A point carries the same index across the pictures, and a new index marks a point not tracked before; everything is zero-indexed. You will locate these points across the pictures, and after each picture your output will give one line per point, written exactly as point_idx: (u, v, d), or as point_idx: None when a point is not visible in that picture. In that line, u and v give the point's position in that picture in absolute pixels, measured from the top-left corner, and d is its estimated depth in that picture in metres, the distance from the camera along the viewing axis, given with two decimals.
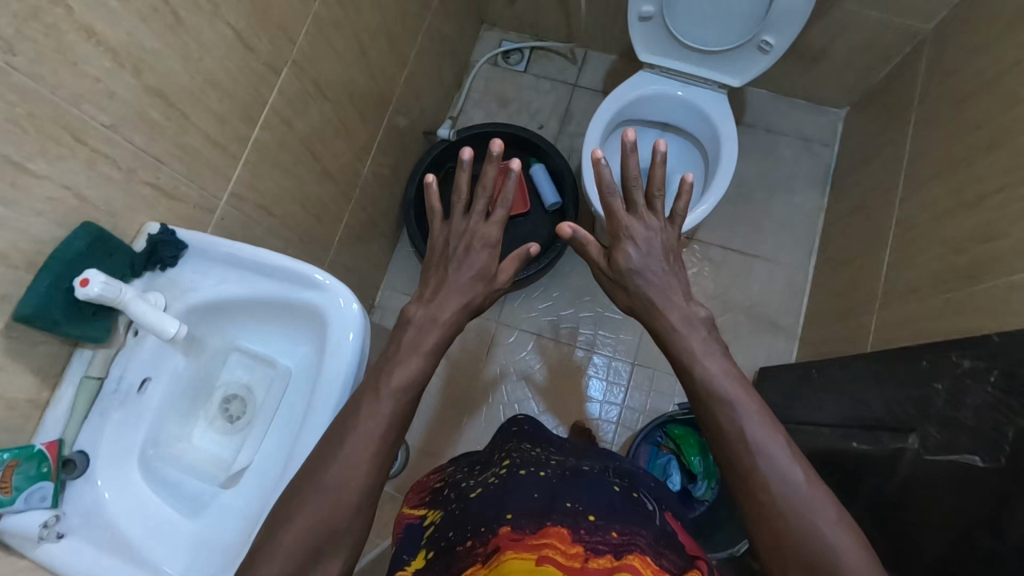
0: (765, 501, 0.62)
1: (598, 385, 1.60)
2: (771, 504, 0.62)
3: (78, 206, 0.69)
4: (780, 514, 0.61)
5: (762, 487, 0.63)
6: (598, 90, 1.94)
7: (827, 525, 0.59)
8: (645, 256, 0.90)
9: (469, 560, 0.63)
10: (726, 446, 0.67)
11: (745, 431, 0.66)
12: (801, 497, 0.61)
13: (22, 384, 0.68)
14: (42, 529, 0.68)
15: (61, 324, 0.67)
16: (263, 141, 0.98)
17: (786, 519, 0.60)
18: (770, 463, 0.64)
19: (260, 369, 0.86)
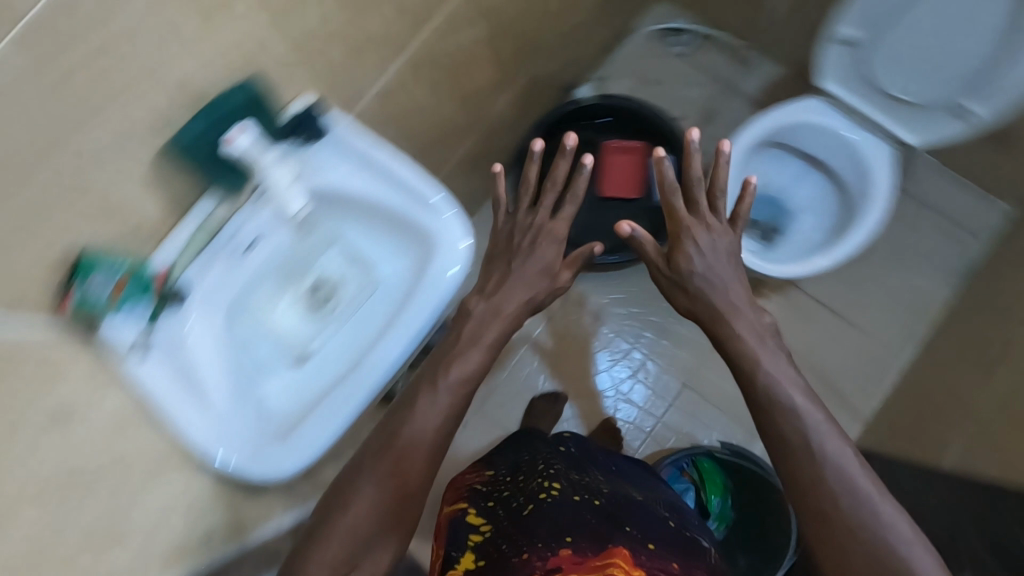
0: (843, 532, 0.57)
1: (641, 390, 1.46)
2: (850, 539, 0.56)
3: (253, 58, 0.69)
4: (857, 542, 0.56)
5: (842, 521, 0.57)
6: (752, 99, 1.81)
7: (913, 557, 0.55)
8: (709, 262, 0.79)
9: (527, 574, 0.63)
10: (797, 479, 0.61)
11: (816, 450, 0.61)
12: (878, 526, 0.56)
13: (151, 207, 0.70)
14: (131, 343, 0.72)
15: (201, 166, 0.71)
16: (423, 48, 0.97)
17: (869, 547, 0.56)
18: (850, 484, 0.59)
19: (353, 267, 0.87)
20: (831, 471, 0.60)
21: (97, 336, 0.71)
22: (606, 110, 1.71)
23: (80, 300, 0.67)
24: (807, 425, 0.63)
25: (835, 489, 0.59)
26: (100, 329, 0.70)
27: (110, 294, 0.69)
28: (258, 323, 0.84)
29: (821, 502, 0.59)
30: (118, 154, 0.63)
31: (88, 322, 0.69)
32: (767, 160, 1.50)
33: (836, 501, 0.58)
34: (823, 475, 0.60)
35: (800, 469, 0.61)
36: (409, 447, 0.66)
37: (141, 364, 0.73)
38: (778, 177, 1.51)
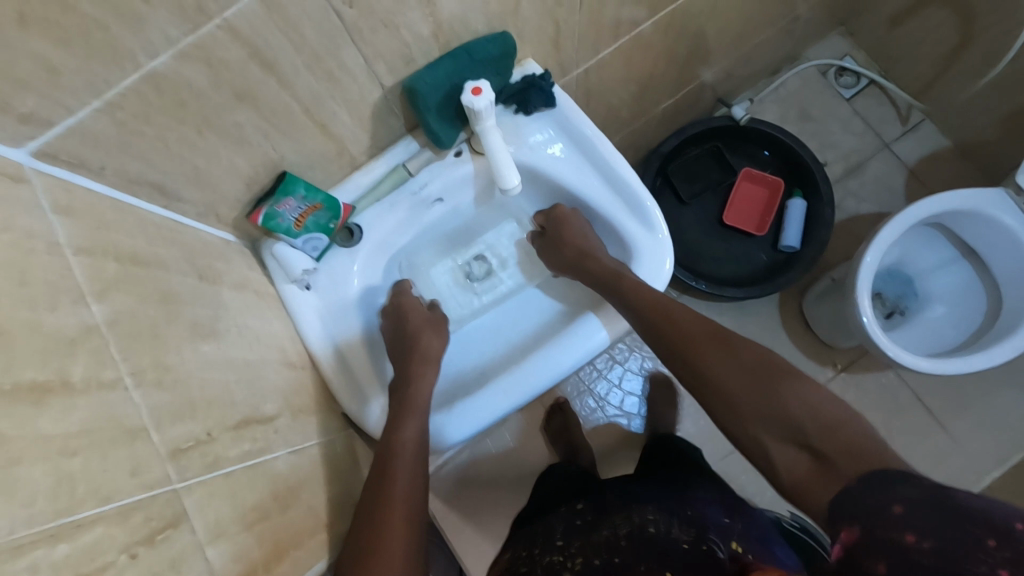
0: (761, 412, 0.59)
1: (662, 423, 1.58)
2: (766, 412, 0.59)
3: (509, 13, 0.63)
4: (770, 408, 0.59)
5: (748, 394, 0.60)
6: (905, 165, 1.69)
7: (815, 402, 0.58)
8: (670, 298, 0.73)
9: None
10: (705, 379, 0.63)
11: (696, 355, 0.64)
12: (777, 386, 0.60)
13: (358, 139, 0.66)
14: (301, 274, 0.68)
15: (428, 115, 0.64)
16: (643, 32, 0.89)
17: (782, 413, 0.59)
18: (750, 355, 0.63)
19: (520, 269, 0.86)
20: (768, 372, 0.61)
21: (271, 257, 0.68)
22: (753, 137, 1.61)
23: (269, 216, 0.63)
24: (666, 327, 0.67)
25: (726, 371, 0.63)
26: (276, 243, 0.67)
27: (298, 217, 0.65)
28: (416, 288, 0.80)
29: (737, 396, 0.61)
30: (357, 81, 0.58)
31: (264, 232, 0.67)
32: (916, 237, 1.40)
33: (726, 367, 0.63)
34: (725, 362, 0.63)
35: (702, 367, 0.64)
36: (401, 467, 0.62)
37: (305, 296, 0.70)
38: (923, 258, 1.41)
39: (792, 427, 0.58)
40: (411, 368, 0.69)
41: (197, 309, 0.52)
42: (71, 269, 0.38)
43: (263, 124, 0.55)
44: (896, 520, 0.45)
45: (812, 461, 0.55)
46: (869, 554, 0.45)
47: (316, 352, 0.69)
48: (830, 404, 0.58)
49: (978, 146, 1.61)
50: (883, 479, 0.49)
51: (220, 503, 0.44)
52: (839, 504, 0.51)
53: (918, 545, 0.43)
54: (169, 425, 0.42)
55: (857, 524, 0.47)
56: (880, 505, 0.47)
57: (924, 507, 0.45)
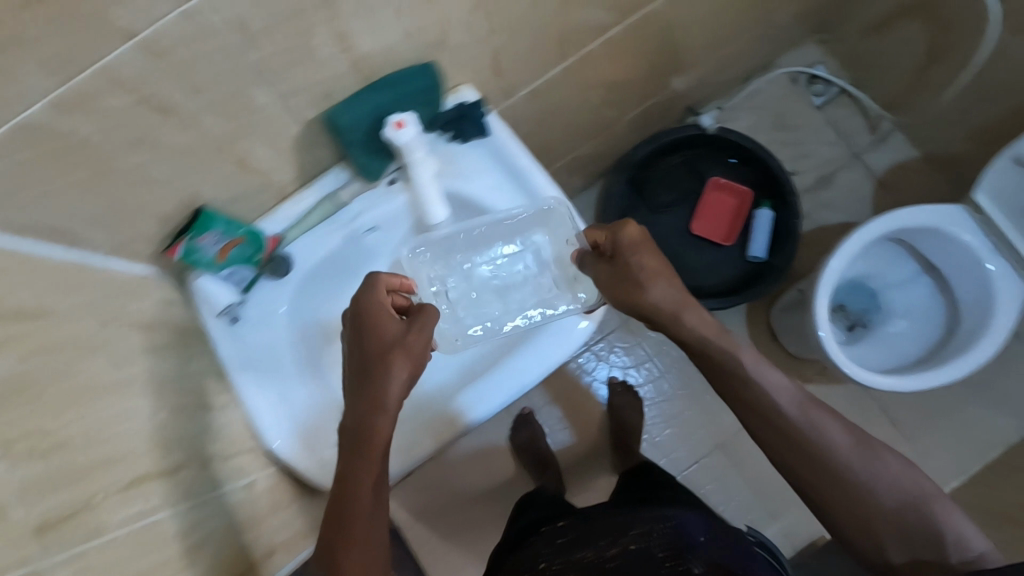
0: (877, 514, 0.62)
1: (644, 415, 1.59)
2: (888, 516, 0.62)
3: (434, 44, 0.61)
4: (900, 519, 0.62)
5: (869, 500, 0.62)
6: (874, 175, 1.68)
7: (948, 521, 0.62)
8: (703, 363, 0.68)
9: None
10: (820, 467, 0.63)
11: (820, 438, 0.64)
12: (907, 494, 0.63)
13: (284, 171, 0.64)
14: (225, 306, 0.67)
15: (352, 149, 0.63)
16: (591, 52, 0.87)
17: (877, 507, 0.62)
18: (877, 454, 0.64)
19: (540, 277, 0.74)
20: (908, 493, 0.63)
21: (194, 289, 0.66)
22: (723, 146, 1.58)
23: (187, 251, 0.61)
24: (783, 407, 0.64)
25: (852, 467, 0.63)
26: (198, 280, 0.66)
27: (219, 251, 0.63)
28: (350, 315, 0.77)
29: (856, 492, 0.63)
30: (273, 117, 0.56)
31: (186, 267, 0.65)
32: (882, 253, 1.40)
33: (863, 471, 0.63)
34: (845, 455, 0.63)
35: (821, 460, 0.63)
36: (362, 508, 0.59)
37: (231, 330, 0.68)
38: (890, 272, 1.41)
39: (913, 537, 0.62)
40: (371, 394, 0.59)
41: (98, 359, 0.51)
42: None
43: (171, 165, 0.53)
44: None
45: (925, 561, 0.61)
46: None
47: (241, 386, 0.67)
48: (955, 517, 0.62)
49: (946, 158, 1.60)
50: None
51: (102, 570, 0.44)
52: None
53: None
54: (43, 495, 0.41)
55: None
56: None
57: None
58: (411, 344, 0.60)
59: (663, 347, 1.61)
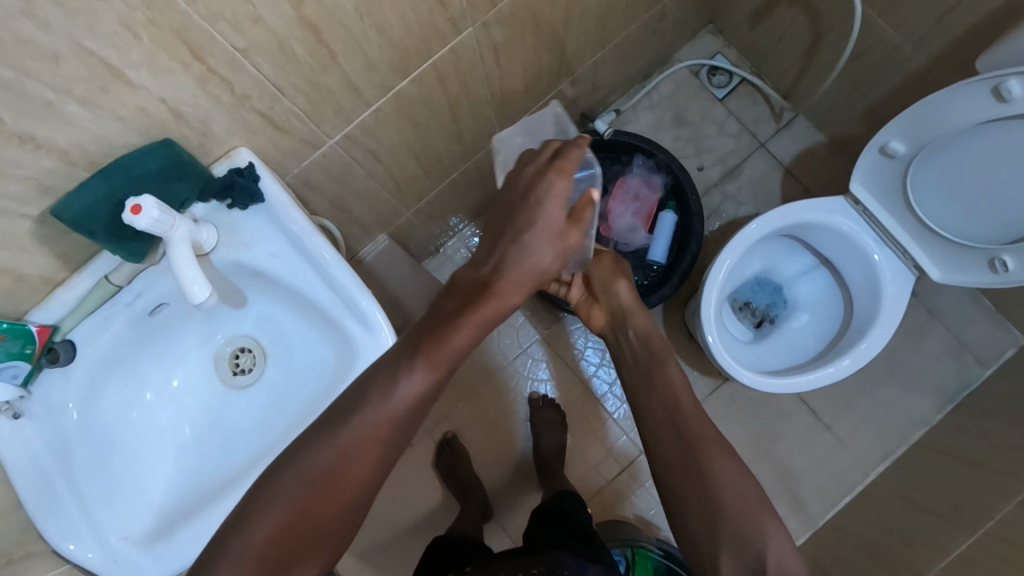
0: (714, 519, 0.57)
1: (608, 393, 1.59)
2: (726, 519, 0.57)
3: (169, 122, 0.58)
4: (735, 525, 0.57)
5: (712, 504, 0.58)
6: (782, 164, 1.66)
7: (782, 547, 0.56)
8: (646, 344, 0.75)
9: None
10: (684, 457, 0.62)
11: (692, 434, 0.63)
12: (755, 505, 0.58)
13: (40, 263, 0.62)
14: (2, 403, 0.64)
15: (97, 236, 0.60)
16: (406, 93, 0.84)
17: (719, 504, 0.58)
18: (733, 468, 0.60)
19: None
20: (753, 510, 0.57)
21: None
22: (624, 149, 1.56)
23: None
24: (684, 400, 0.67)
25: (723, 475, 0.59)
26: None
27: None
28: (145, 399, 0.73)
29: (705, 488, 0.59)
30: None
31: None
32: (779, 248, 1.38)
33: (729, 479, 0.59)
34: (709, 457, 0.61)
35: (690, 446, 0.62)
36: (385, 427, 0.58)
37: (14, 426, 0.66)
38: (789, 265, 1.39)
39: (743, 550, 0.55)
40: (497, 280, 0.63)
41: None
42: None
43: None
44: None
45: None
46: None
47: (21, 483, 0.65)
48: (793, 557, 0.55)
49: (849, 141, 1.58)
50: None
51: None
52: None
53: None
54: None
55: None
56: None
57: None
58: (567, 237, 0.65)
59: (581, 355, 1.60)
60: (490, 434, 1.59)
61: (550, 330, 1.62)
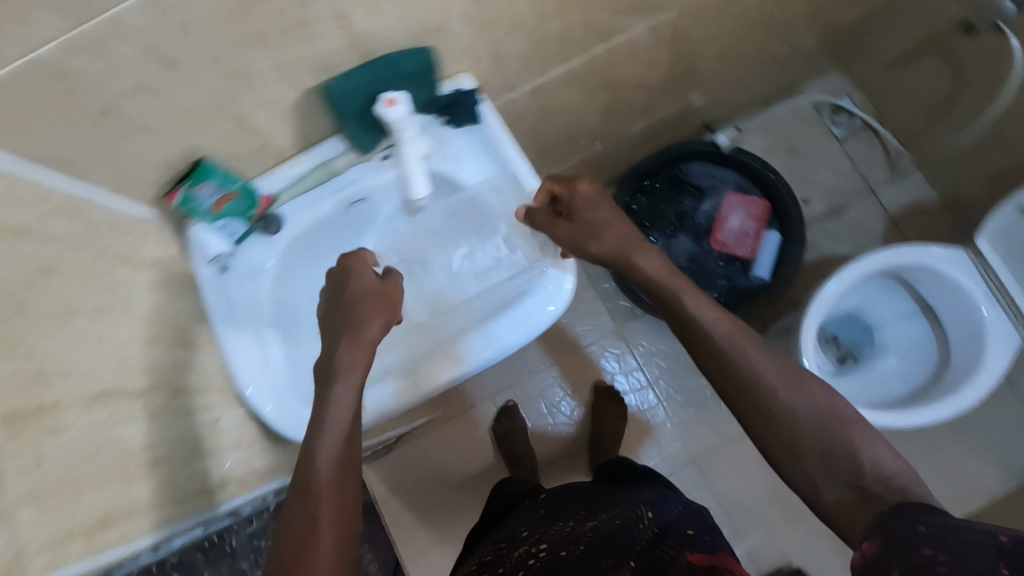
0: (807, 446, 0.62)
1: (664, 401, 1.60)
2: (820, 445, 0.61)
3: (435, 32, 0.65)
4: (824, 444, 0.61)
5: (803, 434, 0.62)
6: (887, 213, 1.67)
7: (878, 449, 0.60)
8: None
9: None
10: (763, 395, 0.64)
11: (785, 404, 0.63)
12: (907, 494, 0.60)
13: (286, 136, 0.69)
14: (217, 255, 0.71)
15: (345, 117, 0.68)
16: (594, 58, 0.91)
17: (837, 463, 0.60)
18: (812, 389, 0.63)
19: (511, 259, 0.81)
20: (840, 429, 0.61)
21: (190, 239, 0.71)
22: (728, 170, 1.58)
23: (181, 200, 0.66)
24: None
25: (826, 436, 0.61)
26: (193, 226, 0.71)
27: (213, 203, 0.68)
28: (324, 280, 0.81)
29: (788, 422, 0.62)
30: (273, 83, 0.61)
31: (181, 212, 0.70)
32: (878, 288, 1.40)
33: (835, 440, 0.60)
34: (780, 385, 0.63)
35: (761, 379, 0.64)
36: (324, 460, 0.62)
37: (218, 278, 0.72)
38: (885, 306, 1.40)
39: (839, 469, 0.60)
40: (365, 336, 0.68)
41: (81, 282, 0.55)
42: None
43: (169, 116, 0.57)
44: (915, 536, 0.50)
45: (855, 499, 0.58)
46: (885, 559, 0.51)
47: (216, 326, 0.71)
48: (888, 454, 0.59)
49: (959, 201, 1.59)
50: (922, 513, 0.52)
51: (58, 476, 0.44)
52: (872, 530, 0.54)
53: (931, 559, 0.48)
54: (12, 395, 0.43)
55: (882, 537, 0.52)
56: (904, 526, 0.52)
57: (946, 530, 0.49)
58: (390, 292, 0.71)
59: (653, 356, 1.62)
60: (550, 412, 1.62)
61: (626, 325, 1.64)
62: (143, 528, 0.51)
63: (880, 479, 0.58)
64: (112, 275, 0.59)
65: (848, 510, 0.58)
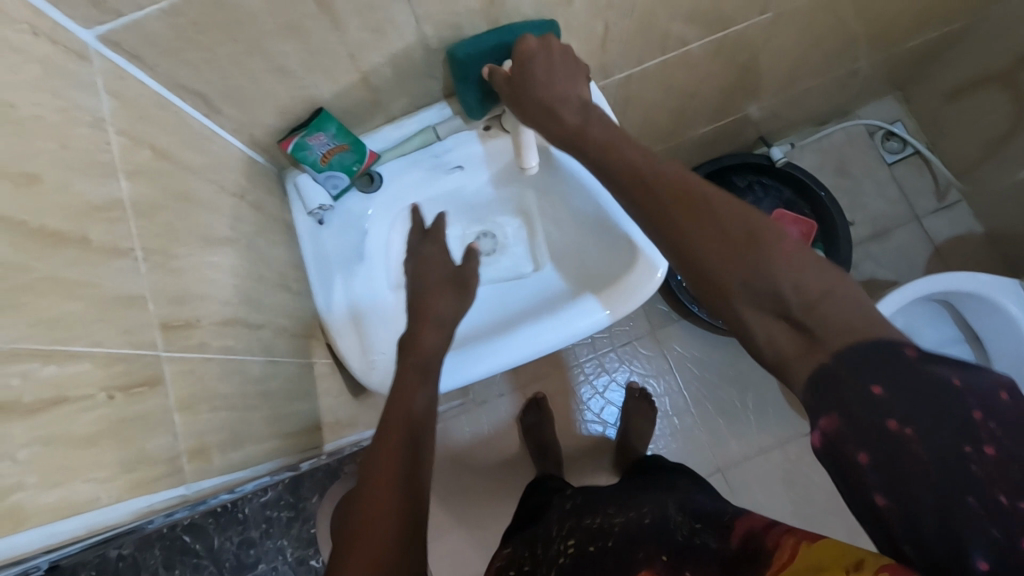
0: (721, 264, 0.44)
1: (690, 413, 1.46)
2: (742, 264, 0.43)
3: (559, 4, 0.66)
4: (743, 266, 0.43)
5: (710, 250, 0.45)
6: (931, 241, 1.63)
7: (807, 264, 0.42)
8: None
9: None
10: (657, 220, 0.48)
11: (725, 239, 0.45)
12: None
13: (397, 92, 0.70)
14: (317, 208, 0.73)
15: (466, 83, 0.68)
16: (685, 53, 0.92)
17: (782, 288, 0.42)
18: (722, 212, 0.46)
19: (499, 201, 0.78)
20: (765, 238, 0.44)
21: (295, 189, 0.73)
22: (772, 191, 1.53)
23: (295, 147, 0.67)
24: None
25: (774, 272, 0.42)
26: (301, 173, 0.72)
27: (325, 153, 0.69)
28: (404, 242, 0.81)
29: (697, 248, 0.45)
30: (405, 36, 0.61)
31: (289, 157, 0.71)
32: (924, 313, 1.40)
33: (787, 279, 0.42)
34: (680, 209, 0.47)
35: (665, 203, 0.48)
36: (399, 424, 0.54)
37: (316, 230, 0.74)
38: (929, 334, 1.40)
39: (768, 290, 0.42)
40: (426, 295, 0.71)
41: (208, 209, 0.55)
42: (109, 145, 0.43)
43: (306, 57, 0.58)
44: (870, 403, 0.38)
45: (799, 336, 0.41)
46: (848, 443, 0.38)
47: (309, 276, 0.73)
48: (851, 302, 0.41)
49: (1008, 238, 1.55)
50: (877, 358, 0.38)
51: (203, 391, 0.45)
52: (812, 390, 0.40)
53: (902, 433, 0.37)
54: (166, 303, 0.44)
55: (838, 408, 0.38)
56: (855, 384, 0.38)
57: (907, 383, 0.37)
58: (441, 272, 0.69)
59: (687, 363, 1.49)
60: (577, 410, 1.49)
61: (661, 327, 1.51)
62: (258, 456, 0.52)
63: (815, 302, 0.41)
64: (230, 208, 0.60)
65: (785, 350, 0.42)
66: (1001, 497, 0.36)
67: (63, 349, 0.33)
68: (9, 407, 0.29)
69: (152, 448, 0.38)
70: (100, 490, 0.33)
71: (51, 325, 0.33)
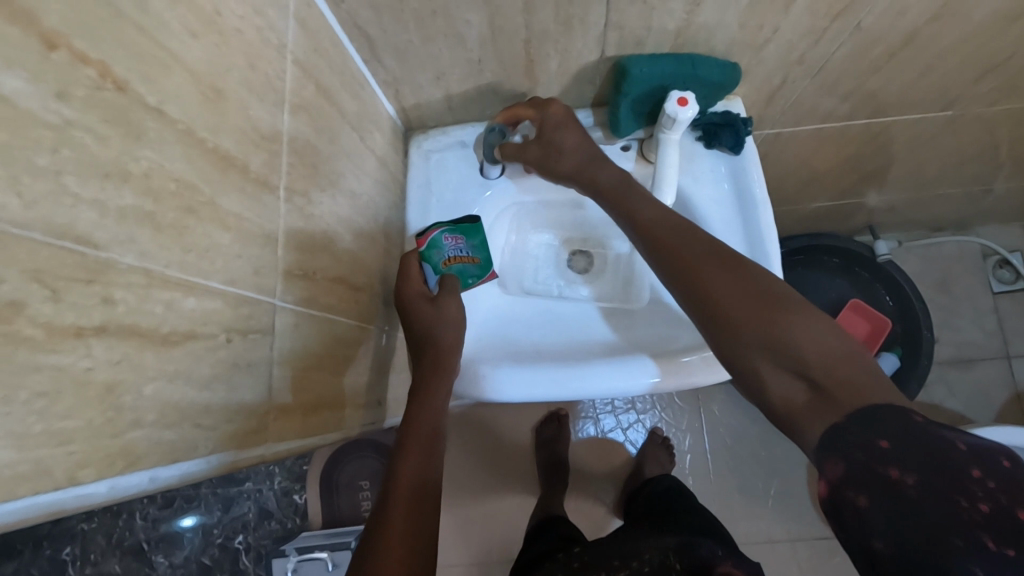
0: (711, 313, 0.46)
1: None
2: (691, 287, 0.47)
3: (750, 47, 0.62)
4: (736, 313, 0.45)
5: (702, 296, 0.47)
6: (1015, 385, 1.43)
7: (732, 290, 0.46)
8: None
9: None
10: (679, 274, 0.49)
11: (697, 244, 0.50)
12: None
13: (551, 87, 0.67)
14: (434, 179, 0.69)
15: (623, 97, 0.64)
16: (844, 124, 0.85)
17: (747, 324, 0.44)
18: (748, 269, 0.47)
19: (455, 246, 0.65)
20: (780, 303, 0.45)
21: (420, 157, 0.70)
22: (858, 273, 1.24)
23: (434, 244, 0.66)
24: None
25: (723, 291, 0.46)
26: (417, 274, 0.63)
27: (451, 257, 0.65)
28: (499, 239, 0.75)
29: (717, 306, 0.46)
30: (588, 37, 0.58)
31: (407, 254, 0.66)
32: None
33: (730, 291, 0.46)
34: (704, 259, 0.48)
35: (685, 254, 0.49)
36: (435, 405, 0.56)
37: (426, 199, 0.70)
38: None
39: (786, 355, 0.43)
40: None
41: (346, 156, 0.53)
42: (284, 74, 0.41)
43: (486, 31, 0.55)
44: (876, 455, 0.38)
45: (811, 395, 0.42)
46: (851, 490, 0.38)
47: (408, 210, 0.70)
48: (847, 358, 0.42)
49: None
50: (879, 417, 0.39)
51: (300, 347, 0.43)
52: (822, 445, 0.40)
53: (901, 481, 0.37)
54: (293, 247, 0.42)
55: (843, 457, 0.39)
56: (859, 434, 0.39)
57: (918, 441, 0.37)
58: None
59: None
60: None
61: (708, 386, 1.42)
62: (332, 420, 0.50)
63: (828, 367, 0.42)
64: (363, 157, 0.57)
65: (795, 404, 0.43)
66: (1001, 547, 0.34)
67: (202, 280, 0.31)
68: (151, 337, 0.28)
69: (251, 400, 0.37)
70: (199, 436, 0.32)
71: (203, 255, 0.31)
